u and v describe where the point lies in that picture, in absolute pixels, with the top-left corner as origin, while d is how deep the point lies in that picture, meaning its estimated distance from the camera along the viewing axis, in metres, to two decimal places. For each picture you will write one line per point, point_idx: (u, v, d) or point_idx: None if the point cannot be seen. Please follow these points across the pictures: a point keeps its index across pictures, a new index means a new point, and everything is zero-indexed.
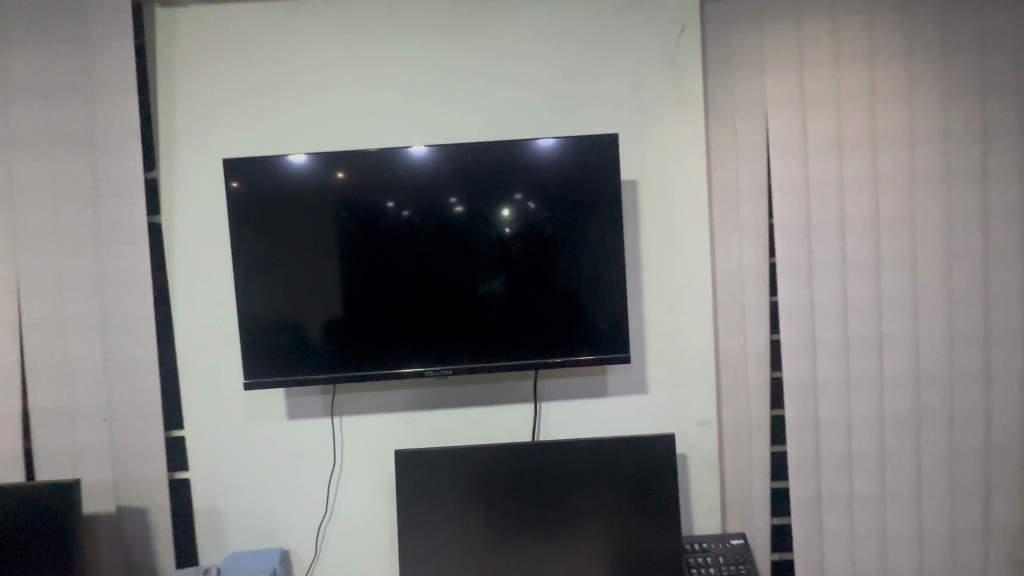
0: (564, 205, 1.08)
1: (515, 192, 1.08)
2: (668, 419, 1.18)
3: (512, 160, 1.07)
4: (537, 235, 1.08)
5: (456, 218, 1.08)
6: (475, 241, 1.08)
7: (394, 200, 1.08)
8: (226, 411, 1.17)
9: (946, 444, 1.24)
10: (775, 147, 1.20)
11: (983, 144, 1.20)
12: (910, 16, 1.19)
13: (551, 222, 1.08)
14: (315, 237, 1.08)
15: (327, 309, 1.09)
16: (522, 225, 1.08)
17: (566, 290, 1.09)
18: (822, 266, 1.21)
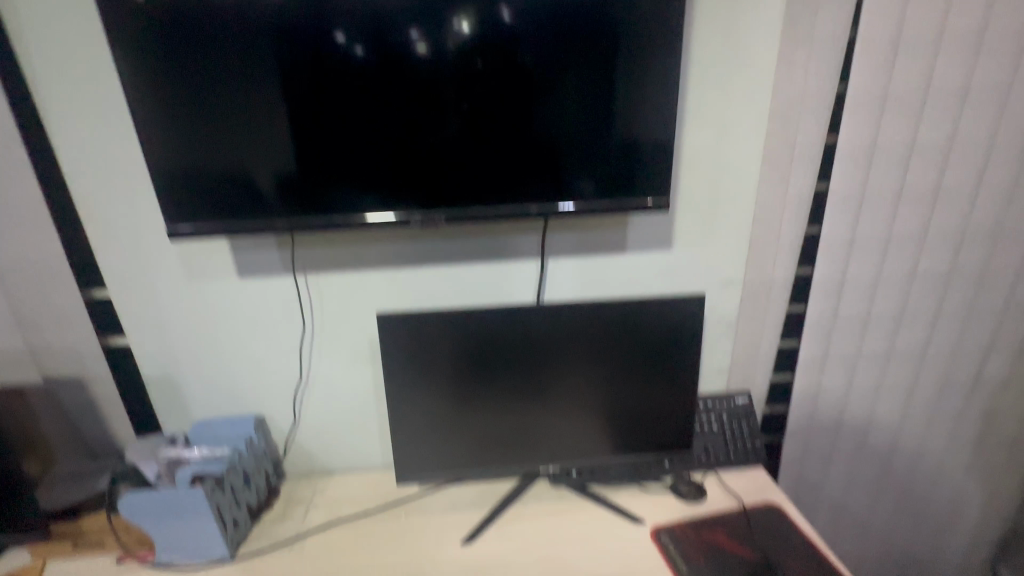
0: (587, 6, 0.78)
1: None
2: (690, 277, 1.05)
3: None
4: (548, 50, 0.79)
5: (437, 36, 0.77)
6: (468, 49, 0.78)
7: (345, 30, 0.76)
8: (159, 267, 0.94)
9: (966, 304, 1.17)
10: None
11: None
12: None
13: (571, 25, 0.78)
14: (237, 41, 0.75)
15: (266, 142, 0.80)
16: (532, 19, 0.78)
17: (587, 119, 0.83)
18: (899, 98, 0.98)
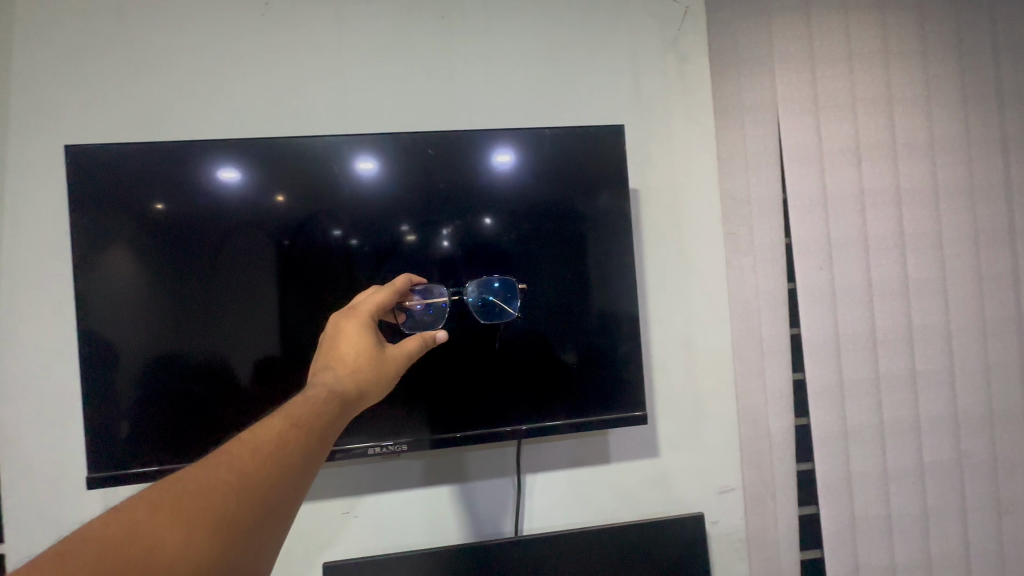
0: (556, 208, 0.88)
1: (493, 191, 0.87)
2: (685, 491, 0.96)
3: (485, 168, 0.87)
4: (525, 241, 0.88)
5: (427, 234, 0.86)
6: (440, 260, 0.86)
7: (344, 227, 0.84)
8: (88, 505, 0.85)
9: (993, 494, 1.05)
10: (788, 153, 1.02)
11: (1003, 151, 1.07)
12: (921, 17, 1.06)
13: (545, 222, 0.88)
14: (241, 245, 0.82)
15: (233, 332, 0.82)
16: (500, 233, 0.87)
17: (545, 316, 0.88)
18: (845, 294, 1.02)
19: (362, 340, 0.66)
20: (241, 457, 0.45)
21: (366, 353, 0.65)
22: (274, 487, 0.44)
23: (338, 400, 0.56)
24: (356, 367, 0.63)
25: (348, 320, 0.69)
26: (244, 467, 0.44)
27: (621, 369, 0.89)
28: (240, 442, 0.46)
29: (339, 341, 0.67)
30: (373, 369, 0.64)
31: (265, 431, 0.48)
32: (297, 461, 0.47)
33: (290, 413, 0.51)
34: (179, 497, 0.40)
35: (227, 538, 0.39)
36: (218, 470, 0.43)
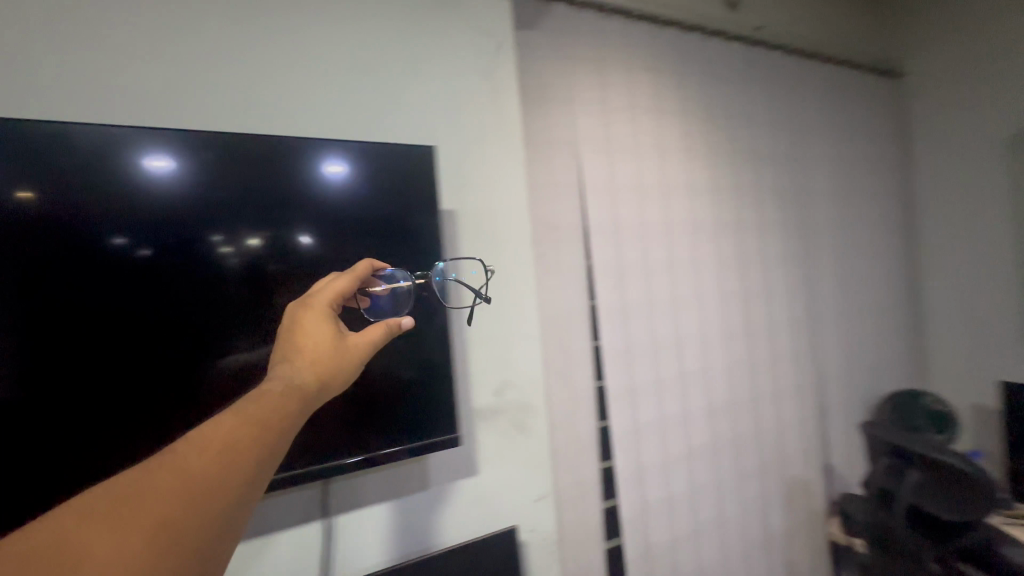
0: (387, 227, 0.83)
1: (315, 203, 0.77)
2: (505, 503, 0.98)
3: (313, 177, 0.77)
4: (356, 260, 0.80)
5: (239, 248, 0.71)
6: (243, 280, 0.71)
7: (121, 234, 0.64)
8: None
9: (738, 466, 1.33)
10: (587, 186, 1.15)
11: (736, 195, 1.39)
12: (683, 86, 1.32)
13: (376, 241, 0.82)
14: None
15: None
16: (328, 250, 0.77)
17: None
18: (635, 309, 1.19)
19: (324, 327, 0.54)
20: (167, 477, 0.33)
21: (329, 341, 0.52)
22: (200, 520, 0.33)
23: (295, 400, 0.44)
24: (317, 360, 0.49)
25: (306, 307, 0.56)
26: (166, 491, 0.33)
27: (441, 389, 0.88)
28: (164, 457, 0.35)
29: (297, 330, 0.53)
30: (340, 363, 0.51)
31: (202, 440, 0.36)
32: (240, 485, 0.35)
33: (237, 414, 0.39)
34: (70, 539, 0.29)
35: None
36: (129, 497, 0.32)
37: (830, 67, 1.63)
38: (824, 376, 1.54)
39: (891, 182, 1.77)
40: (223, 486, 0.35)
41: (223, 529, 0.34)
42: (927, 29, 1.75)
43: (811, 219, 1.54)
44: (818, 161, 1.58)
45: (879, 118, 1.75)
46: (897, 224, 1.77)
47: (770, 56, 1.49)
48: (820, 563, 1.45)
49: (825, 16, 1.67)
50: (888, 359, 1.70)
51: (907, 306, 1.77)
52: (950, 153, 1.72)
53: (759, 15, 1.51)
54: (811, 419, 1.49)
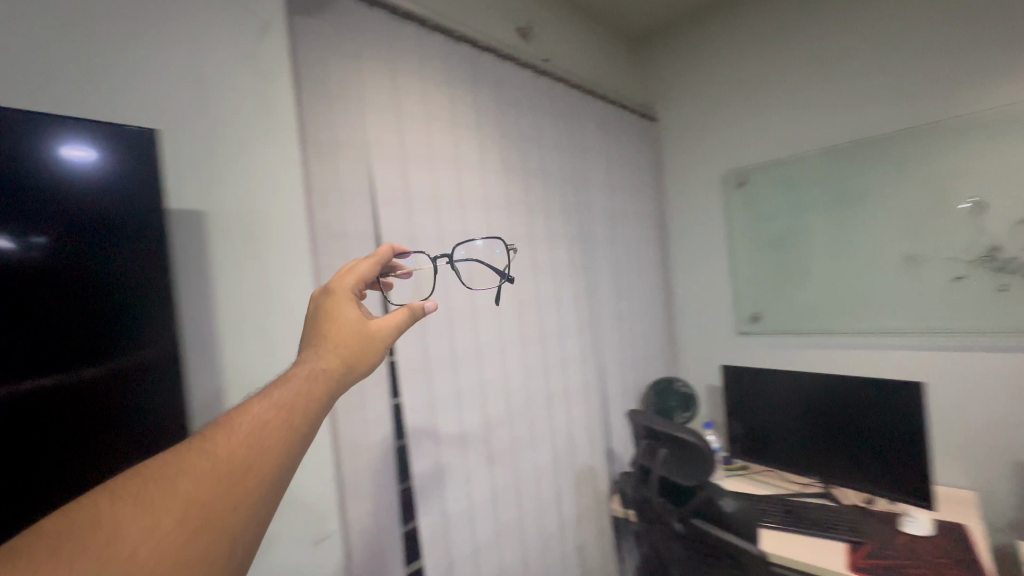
0: (144, 236, 0.66)
1: (36, 194, 0.57)
2: (278, 557, 0.83)
3: (39, 160, 0.57)
4: (92, 275, 0.61)
5: None
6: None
7: None
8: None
9: (534, 463, 1.42)
10: (379, 193, 1.09)
11: (528, 211, 1.50)
12: (477, 104, 1.37)
13: (126, 251, 0.64)
14: None
15: None
16: (53, 258, 0.58)
17: (57, 377, 0.58)
18: (433, 321, 1.17)
19: (353, 315, 0.67)
20: (234, 441, 0.47)
21: (354, 327, 0.65)
22: (245, 482, 0.45)
23: (323, 382, 0.57)
24: (342, 345, 0.63)
25: (334, 296, 0.69)
26: (216, 463, 0.45)
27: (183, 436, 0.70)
28: (216, 433, 0.48)
29: (329, 316, 0.66)
30: (360, 347, 0.64)
31: (244, 422, 0.49)
32: (270, 459, 0.48)
33: (273, 398, 0.52)
34: (145, 496, 0.41)
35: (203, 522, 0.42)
36: (194, 464, 0.45)
37: (604, 106, 1.90)
38: (605, 372, 1.76)
39: (650, 206, 2.14)
40: (262, 455, 0.47)
41: (266, 491, 0.47)
42: (671, 86, 2.19)
43: (591, 234, 1.76)
44: (596, 185, 1.81)
45: (641, 153, 2.10)
46: (655, 240, 2.16)
47: (555, 88, 1.66)
48: (604, 538, 1.65)
49: (599, 62, 1.94)
50: (651, 354, 2.04)
51: (663, 308, 2.15)
52: (687, 186, 2.17)
53: (547, 50, 1.67)
54: (595, 411, 1.68)
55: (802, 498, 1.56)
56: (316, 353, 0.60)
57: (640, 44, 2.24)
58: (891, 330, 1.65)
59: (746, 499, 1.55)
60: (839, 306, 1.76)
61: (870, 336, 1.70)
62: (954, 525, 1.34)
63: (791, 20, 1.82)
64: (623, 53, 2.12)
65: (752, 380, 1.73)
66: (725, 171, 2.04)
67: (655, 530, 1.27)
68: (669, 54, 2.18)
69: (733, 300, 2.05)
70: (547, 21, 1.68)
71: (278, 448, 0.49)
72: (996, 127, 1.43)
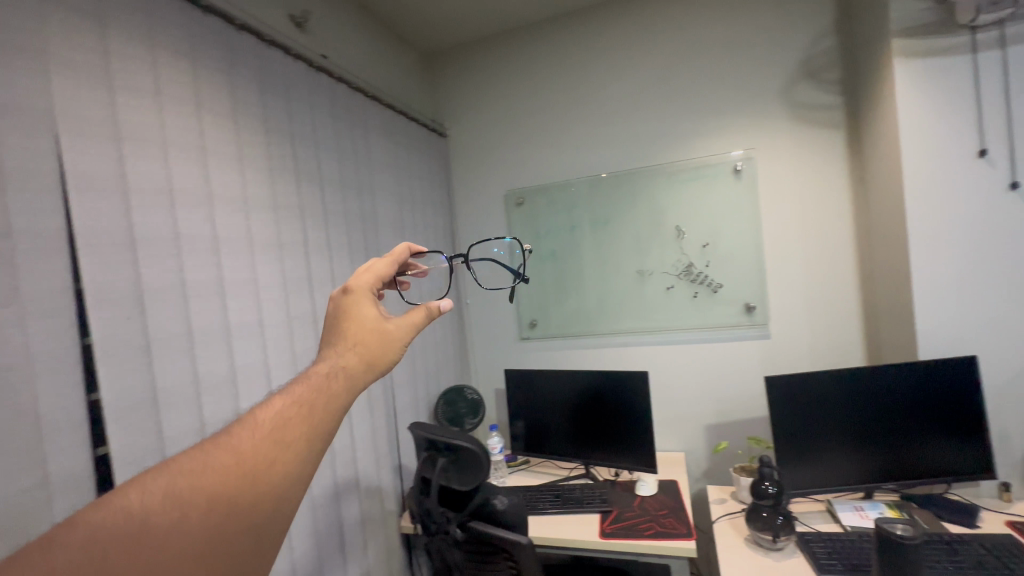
0: None
1: None
2: None
3: None
4: None
5: None
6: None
7: None
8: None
9: (313, 498, 1.26)
10: (71, 180, 0.83)
11: (297, 216, 1.37)
12: (232, 89, 1.19)
13: None
14: None
15: None
16: None
17: None
18: (161, 344, 0.96)
19: (371, 314, 0.73)
20: (258, 436, 0.55)
21: (374, 325, 0.72)
22: (263, 475, 0.52)
23: (343, 380, 0.64)
24: (361, 341, 0.69)
25: (354, 296, 0.76)
26: (241, 458, 0.52)
27: None
28: (244, 428, 0.55)
29: (350, 313, 0.73)
30: (377, 346, 0.70)
31: (266, 419, 0.56)
32: (291, 454, 0.55)
33: (297, 395, 0.60)
34: (173, 486, 0.49)
35: (226, 514, 0.49)
36: (221, 456, 0.52)
37: (391, 115, 1.87)
38: (394, 386, 1.71)
39: (440, 219, 2.18)
40: (282, 450, 0.54)
41: (294, 483, 0.54)
42: (457, 107, 2.30)
43: (375, 245, 1.70)
44: (381, 194, 1.76)
45: (430, 166, 2.14)
46: (444, 253, 2.21)
47: (335, 88, 1.56)
48: (392, 560, 1.58)
49: (385, 70, 1.91)
50: (442, 363, 2.07)
51: (453, 318, 2.22)
52: (473, 202, 2.30)
53: (325, 47, 1.56)
54: (382, 428, 1.61)
55: (568, 482, 1.78)
56: (340, 348, 0.68)
57: (426, 61, 2.30)
58: (628, 331, 2.03)
59: (524, 491, 1.69)
60: (594, 313, 2.09)
61: (615, 337, 2.06)
62: (670, 481, 1.71)
63: (554, 66, 2.11)
64: (410, 66, 2.13)
65: (526, 381, 1.92)
66: (506, 191, 2.23)
67: (434, 541, 1.27)
68: (454, 77, 2.29)
69: (514, 310, 2.23)
70: (325, 16, 1.57)
71: (299, 446, 0.56)
72: (687, 175, 1.90)
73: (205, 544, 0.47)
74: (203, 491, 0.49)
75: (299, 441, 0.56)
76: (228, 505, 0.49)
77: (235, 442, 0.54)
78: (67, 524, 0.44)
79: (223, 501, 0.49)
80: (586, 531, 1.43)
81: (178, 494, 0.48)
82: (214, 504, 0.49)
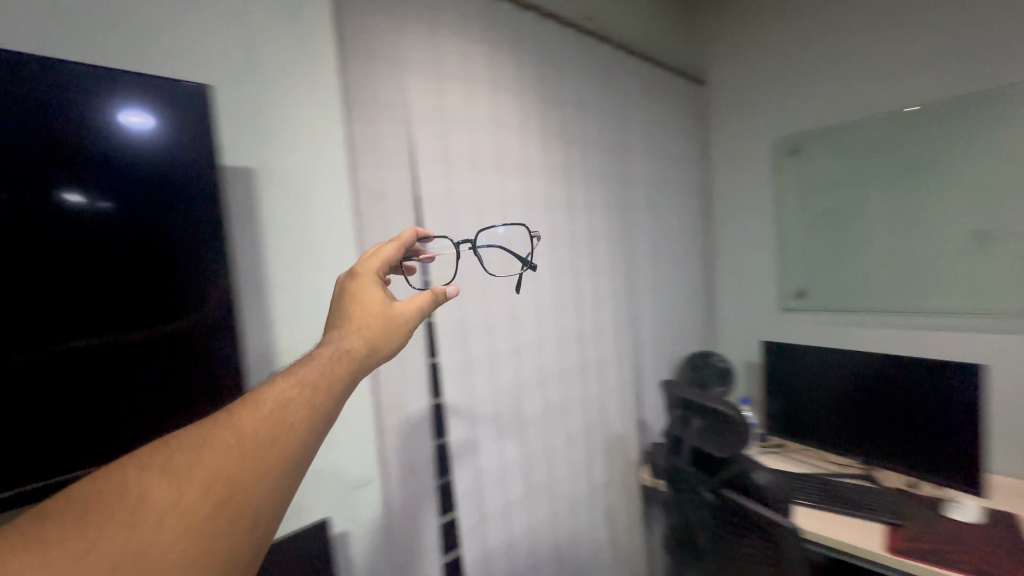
0: (188, 197, 0.73)
1: (94, 159, 0.64)
2: (318, 493, 0.91)
3: (102, 128, 0.65)
4: (146, 234, 0.68)
5: (24, 204, 0.59)
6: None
7: None
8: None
9: (565, 428, 1.44)
10: (418, 154, 1.09)
11: (567, 176, 1.48)
12: (519, 65, 1.34)
13: (168, 212, 0.71)
14: None
15: None
16: (106, 220, 0.65)
17: (175, 324, 0.71)
18: (471, 285, 1.19)
19: (381, 296, 0.66)
20: (248, 423, 0.45)
21: (381, 308, 0.65)
22: (261, 463, 0.43)
23: (346, 361, 0.56)
24: (367, 323, 0.62)
25: (360, 276, 0.68)
26: (243, 440, 0.44)
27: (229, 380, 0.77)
28: (241, 408, 0.47)
29: (355, 295, 0.65)
30: (384, 330, 0.63)
31: (268, 399, 0.48)
32: (295, 441, 0.46)
33: (298, 378, 0.50)
34: (169, 465, 0.41)
35: (221, 506, 0.41)
36: (223, 436, 0.44)
37: (651, 68, 1.81)
38: (641, 343, 1.74)
39: (695, 176, 2.05)
40: (287, 433, 0.46)
41: (289, 477, 0.45)
42: (723, 46, 2.06)
43: (631, 202, 1.72)
44: (638, 151, 1.76)
45: (687, 118, 2.01)
46: (699, 211, 2.08)
47: (599, 48, 1.60)
48: (633, 505, 1.67)
49: (645, 21, 1.85)
50: (689, 326, 2.00)
51: (703, 280, 2.10)
52: (735, 154, 2.07)
53: (590, 10, 1.60)
54: (628, 381, 1.68)
55: (840, 479, 1.52)
56: (338, 332, 0.59)
57: None
58: (951, 310, 1.55)
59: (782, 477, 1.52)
60: (895, 285, 1.66)
61: (926, 316, 1.60)
62: (1005, 513, 1.28)
63: None
64: (672, 11, 2.01)
65: (791, 358, 1.69)
66: (776, 138, 1.93)
67: (686, 504, 1.27)
68: (721, 13, 2.05)
69: (779, 276, 1.96)
70: None
71: (301, 433, 0.47)
72: None
73: (200, 538, 0.39)
74: (200, 477, 0.41)
75: (303, 430, 0.47)
76: (225, 488, 0.41)
77: (235, 425, 0.45)
78: (43, 512, 0.37)
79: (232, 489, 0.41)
80: (866, 540, 1.21)
81: (171, 479, 0.40)
82: (218, 489, 0.41)
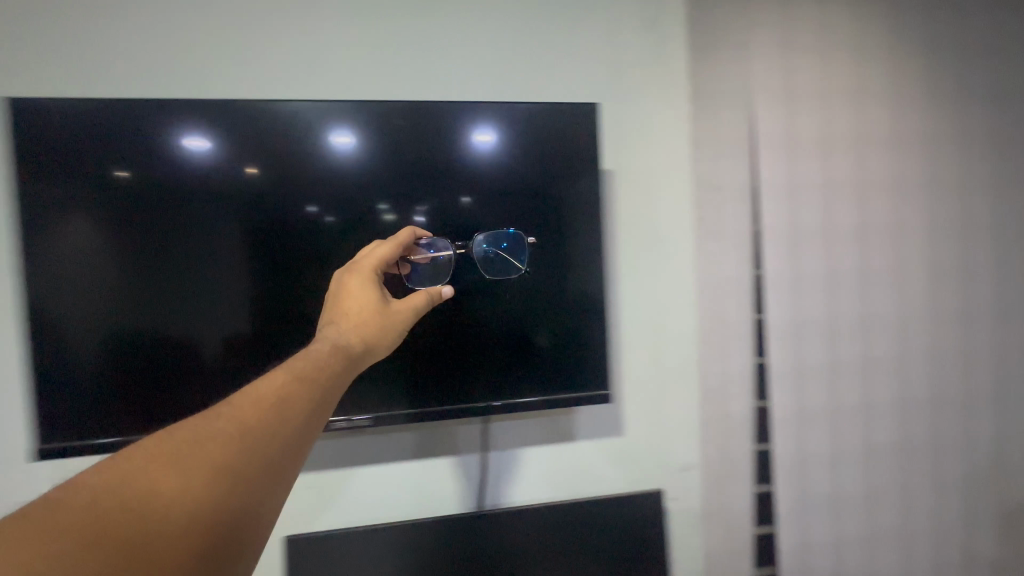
0: (547, 195, 0.87)
1: (469, 171, 0.85)
2: (644, 467, 0.99)
3: (465, 147, 0.85)
4: (511, 225, 0.86)
5: (441, 207, 0.84)
6: (384, 237, 0.83)
7: (318, 204, 0.81)
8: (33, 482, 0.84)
9: (931, 475, 1.12)
10: (760, 142, 1.01)
11: (964, 148, 1.11)
12: (898, 16, 1.08)
13: (526, 207, 0.87)
14: (215, 220, 0.78)
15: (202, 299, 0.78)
16: (481, 216, 0.86)
17: (540, 298, 0.87)
18: (809, 281, 1.04)
19: (368, 297, 0.68)
20: (248, 410, 0.46)
21: (371, 307, 0.67)
22: (269, 445, 0.45)
23: (344, 355, 0.58)
24: (360, 321, 0.65)
25: (352, 277, 0.70)
26: (245, 425, 0.45)
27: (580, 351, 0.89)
28: (242, 397, 0.48)
29: (343, 296, 0.68)
30: (380, 326, 0.66)
31: (263, 388, 0.49)
32: (292, 428, 0.47)
33: (292, 368, 0.52)
34: (182, 446, 0.42)
35: (232, 484, 0.42)
36: (226, 423, 0.45)
37: None
38: None
39: None
40: (285, 418, 0.47)
41: (292, 459, 0.47)
42: None
43: None
44: None
45: None
46: None
47: None
48: None
49: None
50: None
51: None
52: None
53: None
54: None
55: None
56: (339, 333, 0.61)
57: None
58: None
59: None
60: None
61: None
62: None
63: None
64: None
65: None
66: None
67: None
68: None
69: None
70: None
71: (297, 418, 0.48)
72: None
73: (220, 517, 0.40)
74: (205, 459, 0.42)
75: (304, 419, 0.49)
76: (231, 476, 0.42)
77: (234, 413, 0.46)
78: (71, 484, 0.39)
79: (240, 471, 0.43)
80: None
81: (175, 461, 0.41)
82: (224, 470, 0.42)
